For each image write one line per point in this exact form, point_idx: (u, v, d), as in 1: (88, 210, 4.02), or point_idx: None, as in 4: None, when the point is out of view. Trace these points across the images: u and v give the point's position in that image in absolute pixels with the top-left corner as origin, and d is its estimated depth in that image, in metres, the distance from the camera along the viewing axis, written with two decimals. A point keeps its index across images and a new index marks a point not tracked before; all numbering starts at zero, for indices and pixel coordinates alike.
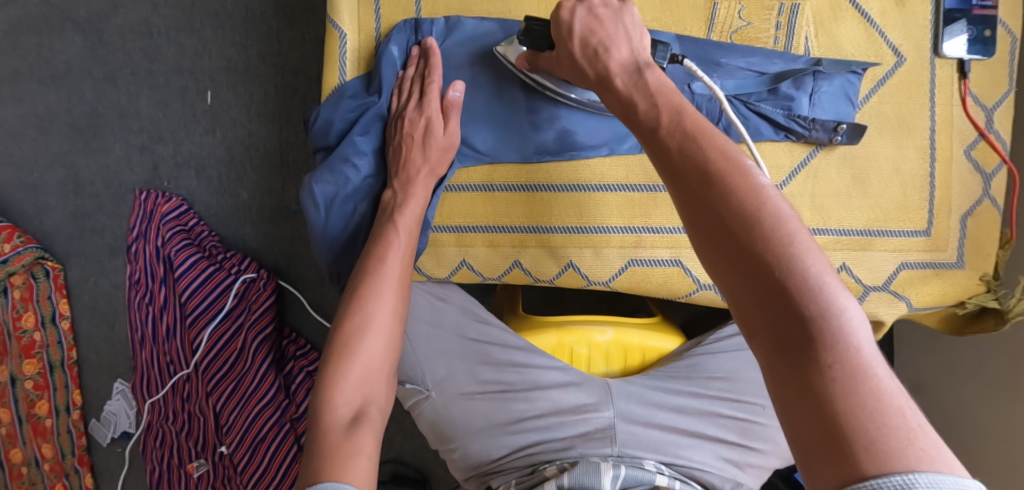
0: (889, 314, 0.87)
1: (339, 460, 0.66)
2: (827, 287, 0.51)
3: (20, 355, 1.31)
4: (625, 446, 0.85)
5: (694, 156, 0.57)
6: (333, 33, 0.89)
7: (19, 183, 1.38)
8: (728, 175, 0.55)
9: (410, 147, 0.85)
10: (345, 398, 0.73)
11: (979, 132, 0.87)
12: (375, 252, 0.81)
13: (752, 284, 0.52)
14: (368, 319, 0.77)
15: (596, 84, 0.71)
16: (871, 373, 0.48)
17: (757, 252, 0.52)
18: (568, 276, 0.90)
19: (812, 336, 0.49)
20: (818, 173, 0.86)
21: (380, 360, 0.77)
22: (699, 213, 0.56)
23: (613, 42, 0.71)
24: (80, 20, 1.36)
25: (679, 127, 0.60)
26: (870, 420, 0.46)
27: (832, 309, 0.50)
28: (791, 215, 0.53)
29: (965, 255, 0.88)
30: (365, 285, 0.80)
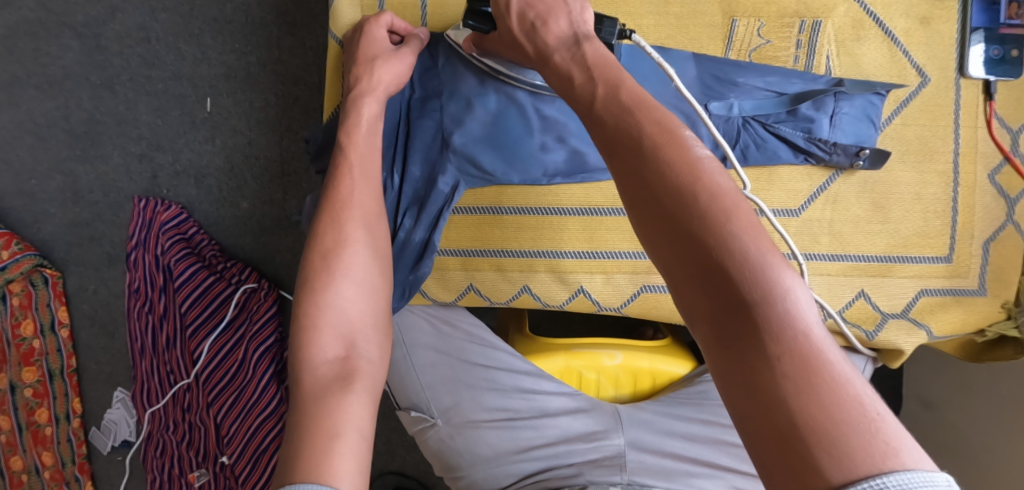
0: (909, 343, 0.84)
1: (322, 440, 0.59)
2: (769, 264, 0.47)
3: (19, 363, 1.29)
4: (634, 474, 0.82)
5: (624, 128, 0.53)
6: (332, 47, 0.89)
7: (16, 191, 1.36)
8: (661, 146, 0.51)
9: (365, 98, 0.78)
10: (323, 355, 0.66)
11: (1004, 155, 0.84)
12: (338, 188, 0.74)
13: (689, 264, 0.48)
14: (333, 269, 0.70)
15: (537, 60, 0.65)
16: (826, 360, 0.44)
17: (692, 230, 0.48)
18: (578, 301, 0.87)
19: (752, 320, 0.45)
20: (836, 198, 0.83)
21: (357, 313, 0.69)
22: (630, 189, 0.52)
23: (549, 13, 0.65)
24: (77, 25, 1.33)
25: (611, 99, 0.56)
26: (829, 418, 0.42)
27: (775, 290, 0.46)
28: (724, 187, 0.49)
29: (986, 281, 0.85)
30: (322, 218, 0.72)
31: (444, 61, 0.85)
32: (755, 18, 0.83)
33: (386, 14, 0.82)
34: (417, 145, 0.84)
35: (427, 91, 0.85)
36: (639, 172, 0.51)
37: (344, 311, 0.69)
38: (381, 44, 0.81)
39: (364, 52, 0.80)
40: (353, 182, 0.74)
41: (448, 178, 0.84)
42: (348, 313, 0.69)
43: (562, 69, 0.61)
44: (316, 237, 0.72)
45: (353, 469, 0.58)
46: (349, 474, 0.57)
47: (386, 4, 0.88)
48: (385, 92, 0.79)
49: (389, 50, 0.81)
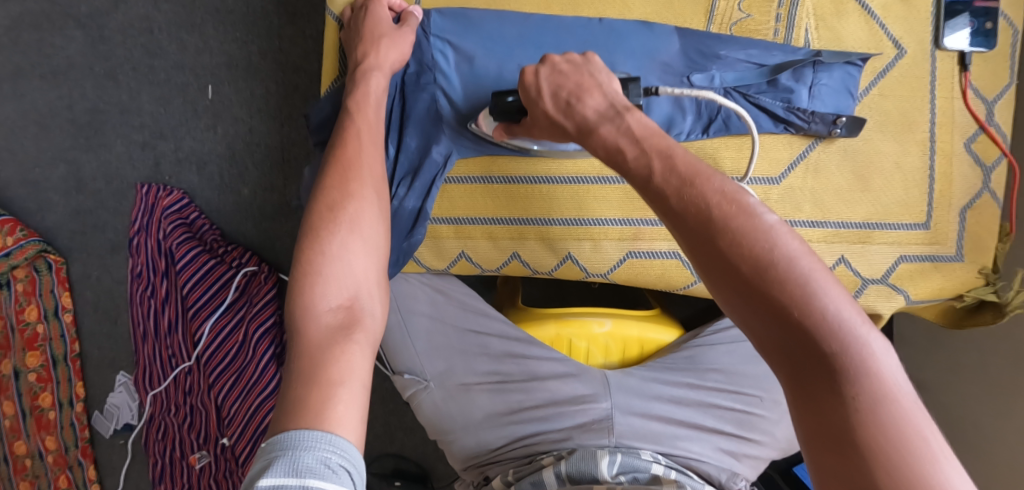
0: (887, 307, 0.87)
1: (325, 386, 0.61)
2: (845, 320, 0.51)
3: (22, 349, 1.32)
4: (621, 437, 0.85)
5: (694, 198, 0.56)
6: (330, 23, 0.92)
7: (21, 179, 1.39)
8: (733, 212, 0.55)
9: (369, 73, 0.81)
10: (325, 303, 0.67)
11: (979, 125, 0.86)
12: (345, 149, 0.77)
13: (769, 323, 0.52)
14: (338, 223, 0.72)
15: (577, 135, 0.68)
16: (901, 405, 0.49)
17: (770, 292, 0.52)
18: (567, 267, 0.90)
19: (835, 373, 0.50)
20: (817, 167, 0.86)
21: (362, 269, 0.71)
22: (704, 255, 0.55)
23: (586, 91, 0.69)
24: (80, 17, 1.36)
25: (674, 170, 0.58)
26: (910, 456, 0.46)
27: (854, 346, 0.50)
28: (800, 253, 0.53)
29: (964, 248, 0.88)
30: (331, 176, 0.75)
31: (437, 35, 0.87)
32: None
33: None
34: (415, 117, 0.87)
35: (421, 62, 0.87)
36: (712, 241, 0.55)
37: (347, 265, 0.70)
38: (385, 21, 0.84)
39: (368, 26, 0.83)
40: (366, 149, 0.78)
41: (441, 147, 0.87)
42: (352, 265, 0.70)
43: (610, 142, 0.64)
44: (323, 193, 0.74)
45: (354, 416, 0.60)
46: (351, 420, 0.60)
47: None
48: (391, 68, 0.83)
49: (393, 29, 0.84)
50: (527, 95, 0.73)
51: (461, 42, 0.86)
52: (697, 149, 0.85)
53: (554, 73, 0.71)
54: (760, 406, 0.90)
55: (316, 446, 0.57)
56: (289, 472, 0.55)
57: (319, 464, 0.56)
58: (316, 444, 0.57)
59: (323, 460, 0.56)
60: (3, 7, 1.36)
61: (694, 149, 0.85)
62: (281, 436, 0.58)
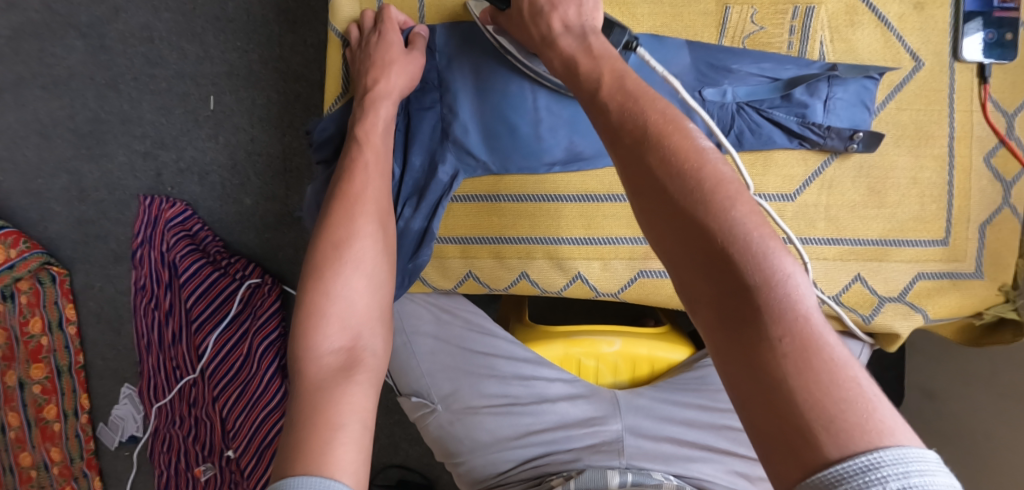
0: (905, 326, 0.84)
1: (325, 430, 0.60)
2: (769, 249, 0.49)
3: (26, 361, 1.30)
4: (632, 459, 0.83)
5: (629, 121, 0.56)
6: (333, 41, 0.90)
7: (23, 190, 1.38)
8: (665, 133, 0.54)
9: (377, 100, 0.80)
10: (327, 345, 0.67)
11: (999, 138, 0.84)
12: (351, 184, 0.75)
13: (688, 251, 0.51)
14: (344, 258, 0.71)
15: (540, 43, 0.69)
16: (824, 339, 0.46)
17: (690, 218, 0.51)
18: (576, 287, 0.88)
19: (750, 305, 0.47)
20: (832, 183, 0.84)
21: (365, 305, 0.71)
22: (630, 178, 0.55)
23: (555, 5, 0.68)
24: (82, 26, 1.34)
25: (615, 95, 0.58)
26: (825, 400, 0.44)
27: (778, 277, 0.48)
28: (732, 181, 0.52)
29: (983, 265, 0.86)
30: (336, 211, 0.73)
31: (441, 53, 0.86)
32: (748, 5, 0.83)
33: (393, 9, 0.84)
34: (421, 134, 0.85)
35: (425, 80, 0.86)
36: (638, 160, 0.54)
37: (348, 299, 0.69)
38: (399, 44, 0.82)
39: (379, 49, 0.82)
40: (372, 180, 0.76)
41: (448, 167, 0.85)
42: (352, 299, 0.70)
43: (567, 54, 0.65)
44: (327, 228, 0.73)
45: (355, 460, 0.59)
46: (349, 464, 0.58)
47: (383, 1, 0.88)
48: (398, 96, 0.81)
49: (402, 53, 0.82)
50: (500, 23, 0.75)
51: (467, 61, 0.84)
52: None
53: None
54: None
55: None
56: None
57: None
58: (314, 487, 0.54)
59: None
60: (4, 16, 1.34)
61: None
62: (284, 481, 0.56)
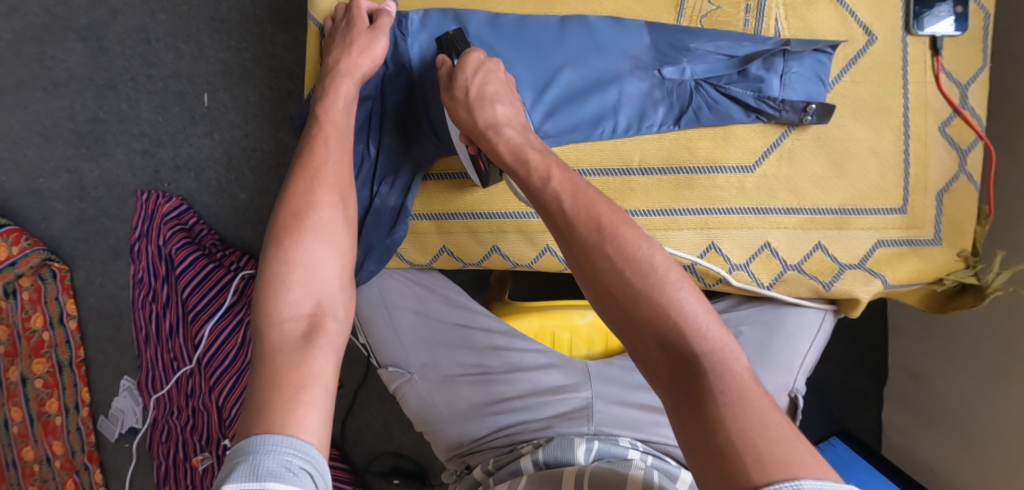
0: (865, 292, 0.87)
1: (288, 390, 0.62)
2: (705, 322, 0.59)
3: (28, 356, 1.34)
4: (601, 425, 0.87)
5: (584, 227, 0.64)
6: (311, 29, 0.94)
7: (25, 189, 1.42)
8: (610, 226, 0.64)
9: (338, 75, 0.83)
10: (289, 311, 0.69)
11: (953, 108, 0.86)
12: (313, 157, 0.79)
13: (643, 340, 0.60)
14: (307, 229, 0.75)
15: (483, 127, 0.77)
16: (754, 394, 0.55)
17: (641, 310, 0.60)
18: (546, 259, 0.91)
19: (698, 377, 0.56)
20: (791, 153, 0.86)
21: (331, 273, 0.74)
22: (588, 281, 0.63)
23: (495, 98, 0.78)
24: (81, 29, 1.39)
25: (568, 201, 0.67)
26: (754, 438, 0.52)
27: (713, 344, 0.57)
28: (673, 265, 0.62)
29: (941, 232, 0.88)
30: (297, 183, 0.77)
31: (414, 38, 0.89)
32: None
33: None
34: (391, 117, 0.91)
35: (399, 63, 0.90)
36: (594, 264, 0.63)
37: (309, 265, 0.73)
38: (369, 23, 0.86)
39: (352, 30, 0.85)
40: (334, 156, 0.80)
41: (421, 149, 0.91)
42: (313, 265, 0.73)
43: (514, 144, 0.75)
44: (288, 200, 0.76)
45: (317, 420, 0.62)
46: (313, 422, 0.61)
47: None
48: (361, 75, 0.84)
49: (367, 31, 0.85)
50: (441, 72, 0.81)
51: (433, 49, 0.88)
52: (671, 141, 0.86)
53: (475, 72, 0.79)
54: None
55: (278, 450, 0.57)
56: (253, 474, 0.55)
57: (283, 465, 0.56)
58: (277, 448, 0.58)
59: (284, 464, 0.57)
60: (5, 21, 1.39)
61: (668, 140, 0.86)
62: (248, 440, 0.59)
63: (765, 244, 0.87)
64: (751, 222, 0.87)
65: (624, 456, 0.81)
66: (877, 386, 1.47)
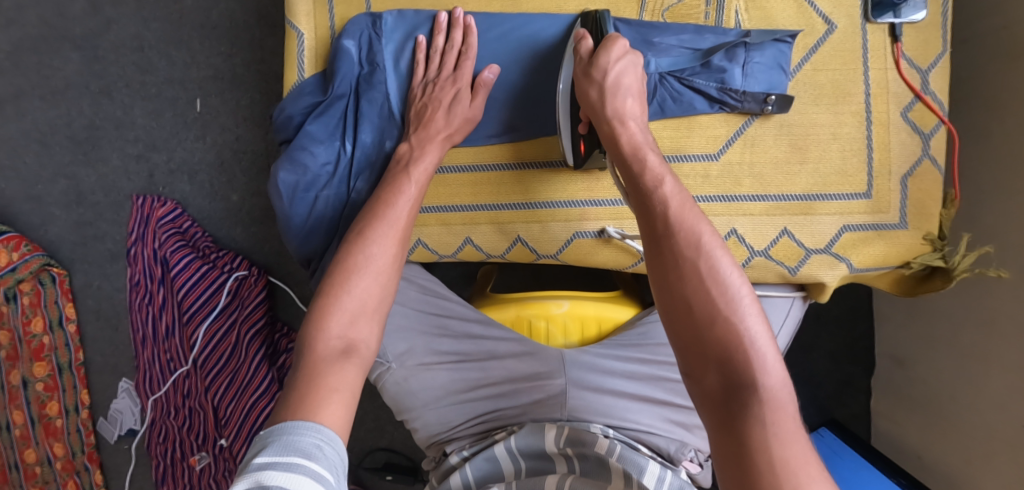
0: (831, 276, 0.88)
1: (323, 391, 0.69)
2: (770, 361, 0.62)
3: (29, 359, 1.38)
4: (575, 411, 0.89)
5: (682, 238, 0.68)
6: (291, 34, 0.97)
7: (24, 195, 1.46)
8: (706, 252, 0.67)
9: (434, 109, 0.89)
10: (336, 330, 0.75)
11: (914, 94, 0.88)
12: (392, 208, 0.84)
13: (707, 357, 0.63)
14: (366, 261, 0.80)
15: (610, 116, 0.79)
16: (799, 440, 0.58)
17: (714, 329, 0.64)
18: (517, 249, 0.94)
19: (754, 408, 0.59)
20: (754, 141, 0.88)
21: (374, 301, 0.79)
22: (667, 288, 0.67)
23: (629, 90, 0.80)
24: (76, 38, 1.43)
25: (672, 211, 0.70)
26: (792, 480, 0.55)
27: (773, 384, 0.61)
28: (754, 302, 0.65)
29: (907, 215, 0.90)
30: (373, 228, 0.82)
31: (388, 37, 0.95)
32: None
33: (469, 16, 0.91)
34: (366, 114, 0.95)
35: (372, 62, 0.95)
36: (683, 273, 0.66)
37: (365, 298, 0.78)
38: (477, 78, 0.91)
39: (458, 68, 0.90)
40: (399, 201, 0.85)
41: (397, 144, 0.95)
42: (368, 297, 0.78)
43: (634, 139, 0.78)
44: (351, 239, 0.82)
45: (340, 418, 0.68)
46: (336, 416, 0.68)
47: (335, 1, 0.97)
48: (447, 134, 0.89)
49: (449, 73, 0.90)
50: (579, 49, 0.83)
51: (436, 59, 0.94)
52: None
53: (618, 58, 0.80)
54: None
55: (307, 432, 0.65)
56: (282, 448, 0.62)
57: (310, 445, 0.64)
58: (307, 432, 0.65)
59: (313, 445, 0.64)
60: (3, 32, 1.43)
61: None
62: (283, 421, 0.66)
63: (731, 230, 0.89)
64: (717, 210, 0.89)
65: (594, 445, 0.81)
66: (866, 374, 1.47)
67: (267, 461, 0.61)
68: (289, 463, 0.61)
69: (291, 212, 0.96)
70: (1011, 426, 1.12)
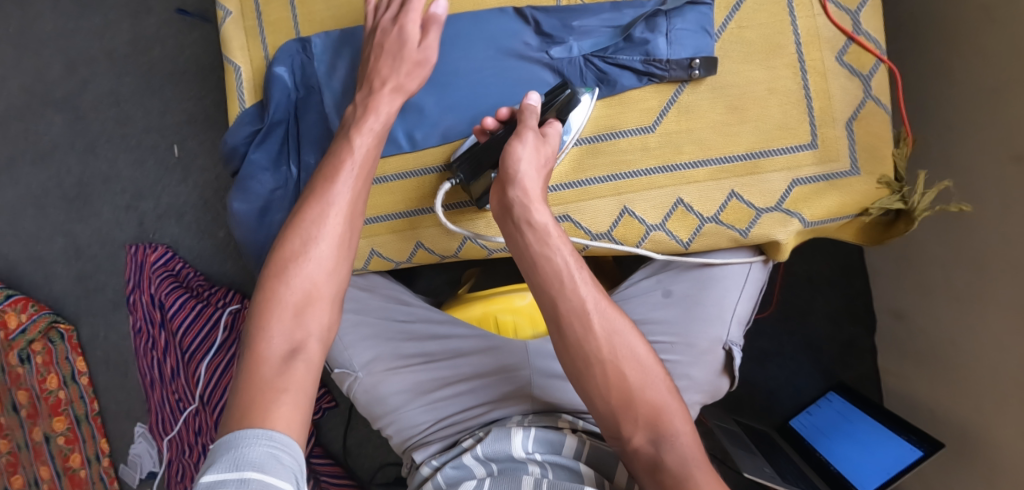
0: (784, 234, 0.86)
1: (270, 393, 0.69)
2: (673, 413, 0.74)
3: (48, 415, 1.39)
4: (540, 401, 0.90)
5: (575, 312, 0.75)
6: (229, 68, 0.99)
7: (27, 257, 1.48)
8: (603, 325, 0.75)
9: (381, 58, 0.86)
10: (281, 325, 0.74)
11: (847, 36, 0.87)
12: (330, 184, 0.81)
13: (629, 419, 0.74)
14: (311, 242, 0.78)
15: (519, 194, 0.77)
16: (709, 472, 0.73)
17: (627, 396, 0.74)
18: (469, 247, 0.95)
19: (681, 474, 0.71)
20: (689, 108, 0.87)
21: (323, 286, 0.77)
22: (579, 365, 0.75)
23: (545, 167, 0.79)
24: (57, 101, 1.48)
25: (565, 280, 0.75)
26: None
27: (680, 431, 0.73)
28: (650, 362, 0.75)
29: (858, 161, 0.87)
30: (311, 208, 0.79)
31: (319, 59, 0.96)
32: None
33: None
34: (307, 136, 0.96)
35: (308, 85, 0.96)
36: (588, 352, 0.74)
37: (309, 285, 0.76)
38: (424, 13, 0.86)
39: (405, 4, 0.86)
40: (341, 173, 0.82)
41: None
42: (314, 281, 0.77)
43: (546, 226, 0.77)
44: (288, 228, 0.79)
45: (290, 421, 0.67)
46: (288, 420, 0.67)
47: (266, 30, 0.99)
48: (404, 93, 0.86)
49: (389, 23, 0.87)
50: (528, 114, 0.80)
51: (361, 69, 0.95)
52: None
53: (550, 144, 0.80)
54: (673, 352, 0.88)
55: (258, 441, 0.63)
56: (232, 462, 0.61)
57: (260, 456, 0.62)
58: (259, 443, 0.63)
59: (268, 456, 0.62)
60: None
61: None
62: (227, 437, 0.65)
63: (678, 200, 0.88)
64: (660, 182, 0.88)
65: (562, 445, 0.82)
66: (868, 333, 1.43)
67: (215, 476, 0.59)
68: (242, 479, 0.59)
69: (251, 238, 0.98)
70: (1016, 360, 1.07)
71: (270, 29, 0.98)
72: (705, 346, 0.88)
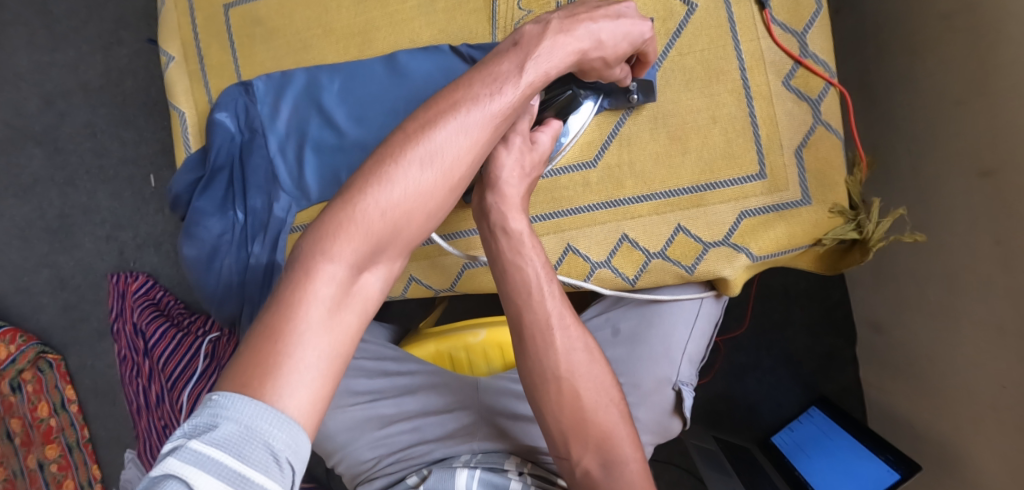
0: (730, 269, 0.84)
1: (292, 337, 0.55)
2: (623, 439, 0.75)
3: (40, 443, 1.36)
4: (483, 444, 0.88)
5: (536, 326, 0.75)
6: (174, 114, 0.99)
7: (14, 288, 1.44)
8: (563, 342, 0.75)
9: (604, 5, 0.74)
10: (344, 256, 0.59)
11: (794, 59, 0.83)
12: (464, 91, 0.67)
13: (581, 441, 0.75)
14: (425, 157, 0.64)
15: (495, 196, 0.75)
16: None
17: (580, 416, 0.75)
18: (413, 288, 0.96)
19: None
20: (629, 140, 0.85)
21: (408, 219, 0.63)
22: (537, 379, 0.75)
23: (526, 171, 0.76)
24: (37, 134, 1.45)
25: (530, 292, 0.75)
26: None
27: (626, 457, 0.74)
28: (608, 385, 0.76)
29: (808, 190, 0.84)
30: (433, 113, 0.66)
31: (262, 102, 0.95)
32: None
33: None
34: (252, 180, 0.94)
35: (252, 129, 0.95)
36: (550, 367, 0.75)
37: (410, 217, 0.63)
38: None
39: None
40: (504, 90, 0.68)
41: (282, 204, 0.93)
42: (413, 212, 0.64)
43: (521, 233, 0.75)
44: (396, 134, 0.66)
45: (306, 399, 0.54)
46: (307, 395, 0.54)
47: (208, 74, 0.99)
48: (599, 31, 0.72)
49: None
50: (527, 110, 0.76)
51: (303, 110, 0.93)
52: None
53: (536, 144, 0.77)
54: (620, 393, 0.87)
55: (272, 430, 0.51)
56: (225, 447, 0.49)
57: (259, 454, 0.50)
58: (271, 431, 0.51)
59: (270, 449, 0.50)
60: None
61: None
62: (228, 398, 0.52)
63: (622, 236, 0.86)
64: (601, 217, 0.86)
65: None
66: (848, 344, 1.37)
67: (198, 456, 0.48)
68: (242, 481, 0.49)
69: (203, 282, 0.97)
70: (991, 378, 1.00)
71: (213, 73, 0.99)
72: (651, 386, 0.87)
